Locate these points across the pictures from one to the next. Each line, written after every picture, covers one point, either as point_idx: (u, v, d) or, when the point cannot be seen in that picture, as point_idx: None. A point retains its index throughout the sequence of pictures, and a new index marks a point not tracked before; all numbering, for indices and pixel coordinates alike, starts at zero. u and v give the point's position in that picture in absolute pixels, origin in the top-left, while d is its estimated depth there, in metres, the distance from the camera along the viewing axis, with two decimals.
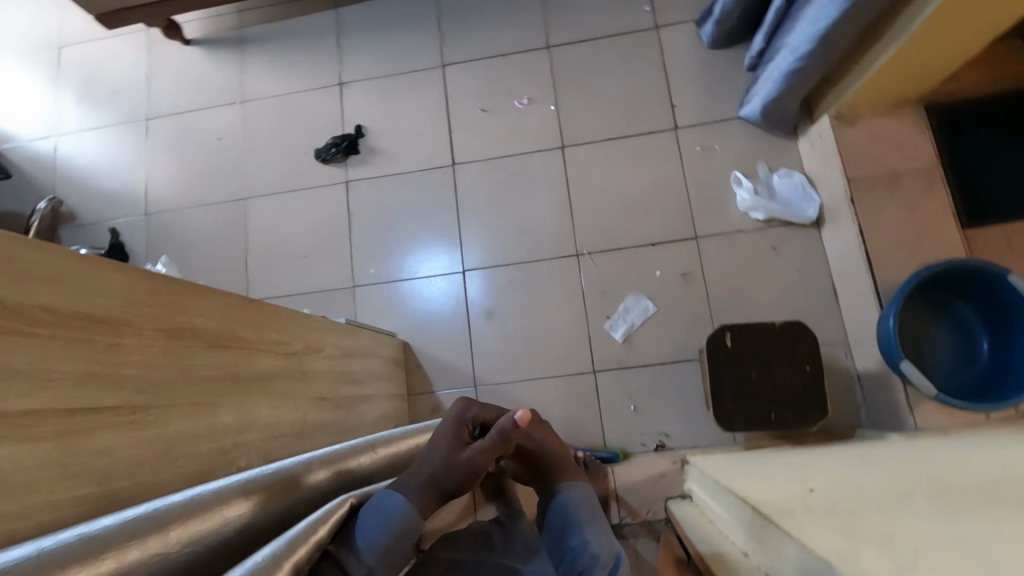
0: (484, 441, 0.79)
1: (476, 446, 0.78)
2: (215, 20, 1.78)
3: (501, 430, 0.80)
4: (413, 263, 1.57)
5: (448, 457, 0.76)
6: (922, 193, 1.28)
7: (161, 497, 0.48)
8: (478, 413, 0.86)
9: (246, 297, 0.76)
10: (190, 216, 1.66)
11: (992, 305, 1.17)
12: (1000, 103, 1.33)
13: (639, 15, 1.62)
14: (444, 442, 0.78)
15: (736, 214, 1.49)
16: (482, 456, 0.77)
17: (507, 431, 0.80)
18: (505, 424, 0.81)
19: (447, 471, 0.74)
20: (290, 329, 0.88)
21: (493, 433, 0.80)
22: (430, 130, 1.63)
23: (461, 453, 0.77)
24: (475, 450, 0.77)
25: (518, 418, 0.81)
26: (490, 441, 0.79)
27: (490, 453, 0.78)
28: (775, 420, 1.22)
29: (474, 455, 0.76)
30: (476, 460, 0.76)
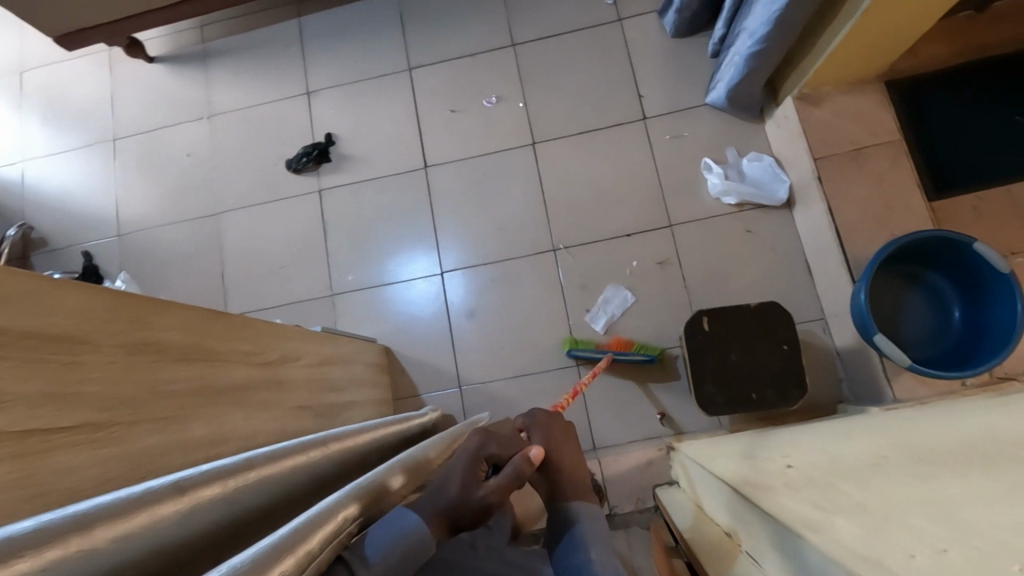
0: (499, 479, 0.75)
1: (492, 484, 0.74)
2: (177, 35, 1.76)
3: (517, 469, 0.77)
4: (391, 267, 1.57)
5: (462, 489, 0.71)
6: (887, 167, 1.29)
7: (149, 481, 0.45)
8: (495, 451, 0.80)
9: (212, 310, 0.76)
10: (164, 234, 1.65)
11: (962, 273, 1.19)
12: (954, 77, 1.36)
13: (602, 9, 1.62)
14: (459, 475, 0.73)
15: (708, 199, 1.50)
16: (497, 494, 0.74)
17: (521, 470, 0.77)
18: (519, 461, 0.78)
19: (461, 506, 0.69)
20: (261, 340, 0.88)
21: (508, 470, 0.76)
22: (400, 133, 1.63)
23: (477, 488, 0.72)
24: (491, 489, 0.73)
25: (532, 456, 0.80)
26: (506, 479, 0.75)
27: (503, 492, 0.74)
28: (756, 400, 1.23)
29: (488, 494, 0.72)
30: (490, 499, 0.72)
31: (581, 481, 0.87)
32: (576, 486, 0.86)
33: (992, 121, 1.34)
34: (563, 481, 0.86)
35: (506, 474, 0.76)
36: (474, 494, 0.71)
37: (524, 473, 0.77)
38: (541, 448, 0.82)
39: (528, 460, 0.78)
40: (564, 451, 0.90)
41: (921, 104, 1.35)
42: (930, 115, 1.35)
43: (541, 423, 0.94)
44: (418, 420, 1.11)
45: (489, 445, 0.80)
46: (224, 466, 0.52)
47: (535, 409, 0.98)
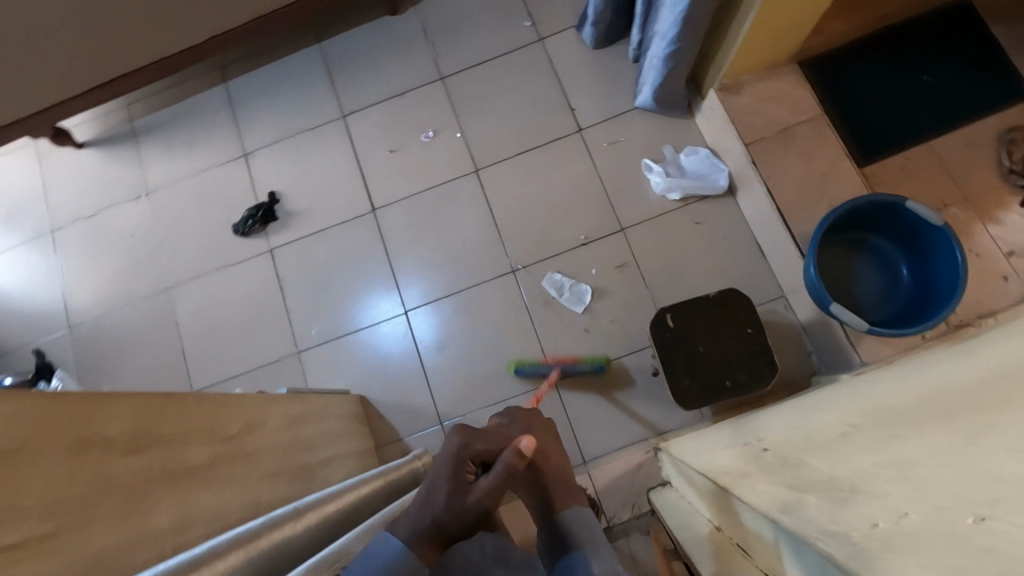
0: (490, 481, 0.71)
1: (483, 488, 0.70)
2: (104, 117, 1.74)
3: (508, 463, 0.72)
4: (355, 313, 1.55)
5: (449, 499, 0.70)
6: (814, 142, 1.34)
7: None
8: (481, 448, 0.78)
9: (160, 394, 0.74)
10: (116, 320, 1.61)
11: (902, 231, 1.23)
12: (861, 49, 1.42)
13: (522, 31, 1.66)
14: (445, 482, 0.72)
15: (653, 198, 1.53)
16: (489, 497, 0.70)
17: (513, 466, 0.72)
18: (512, 455, 0.72)
19: (451, 518, 0.68)
20: (219, 414, 0.86)
21: (501, 466, 0.72)
22: (343, 179, 1.63)
23: (467, 495, 0.71)
24: (481, 492, 0.70)
25: (522, 448, 0.72)
26: (498, 479, 0.71)
27: (496, 493, 0.71)
28: (731, 386, 1.24)
29: (481, 498, 0.70)
30: (483, 502, 0.70)
31: (568, 483, 0.87)
32: (560, 484, 0.86)
33: (901, 84, 1.40)
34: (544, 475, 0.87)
35: (498, 473, 0.71)
36: (463, 501, 0.69)
37: (518, 468, 0.72)
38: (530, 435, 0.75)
39: (523, 453, 0.72)
40: (549, 454, 0.89)
41: (835, 78, 1.41)
42: (844, 88, 1.40)
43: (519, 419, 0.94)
44: (399, 469, 1.09)
45: (475, 445, 0.78)
46: (189, 556, 0.53)
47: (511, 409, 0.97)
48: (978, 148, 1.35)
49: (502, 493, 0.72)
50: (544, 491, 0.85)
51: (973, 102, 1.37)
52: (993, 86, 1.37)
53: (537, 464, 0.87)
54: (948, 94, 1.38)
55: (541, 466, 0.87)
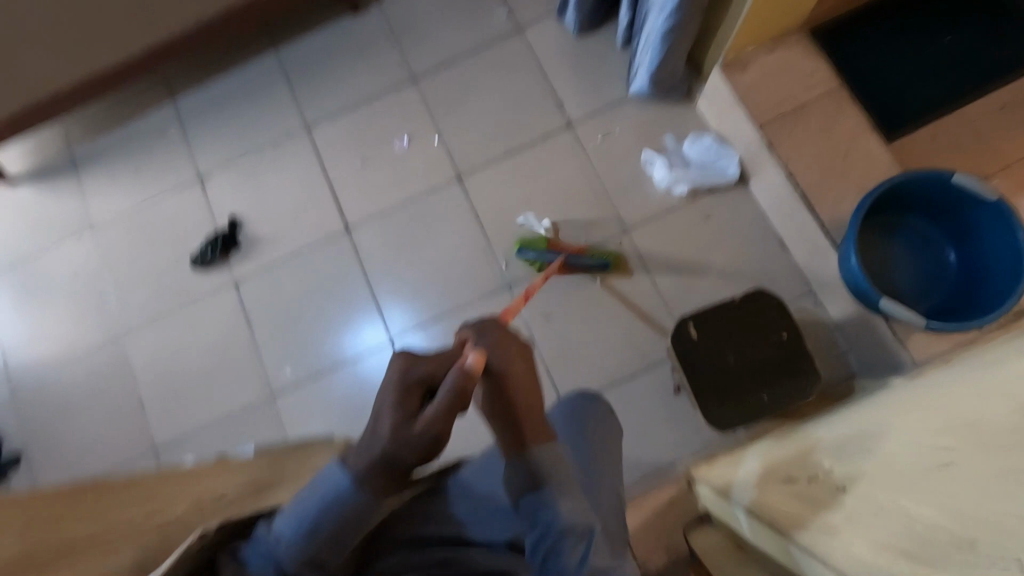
0: (434, 409, 0.58)
1: (428, 417, 0.58)
2: (40, 147, 1.56)
3: (453, 385, 0.59)
4: (335, 345, 1.38)
5: (392, 434, 0.59)
6: (834, 118, 1.20)
7: None
8: (427, 371, 0.62)
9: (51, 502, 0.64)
10: (63, 375, 1.42)
11: (947, 211, 1.08)
12: (872, 13, 1.29)
13: (497, 21, 1.51)
14: (387, 414, 0.60)
15: (658, 193, 1.38)
16: (438, 425, 0.59)
17: (459, 387, 0.58)
18: (457, 376, 0.60)
19: (398, 452, 0.59)
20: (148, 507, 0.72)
21: (446, 389, 0.59)
22: (311, 197, 1.46)
23: (412, 423, 0.59)
24: (425, 423, 0.58)
25: None
26: (445, 404, 0.59)
27: (445, 419, 0.59)
28: (768, 401, 1.09)
29: (426, 429, 0.58)
30: (432, 432, 0.59)
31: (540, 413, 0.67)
32: (530, 413, 0.66)
33: (921, 47, 1.26)
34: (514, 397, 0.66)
35: (444, 397, 0.59)
36: (408, 433, 0.58)
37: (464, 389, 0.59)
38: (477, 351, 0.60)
39: (468, 372, 0.60)
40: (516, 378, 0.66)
41: (847, 45, 1.27)
42: (860, 56, 1.26)
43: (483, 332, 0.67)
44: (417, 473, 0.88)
45: (416, 367, 0.62)
46: None
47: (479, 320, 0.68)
48: (1013, 110, 1.21)
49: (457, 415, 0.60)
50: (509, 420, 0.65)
51: (1004, 61, 1.23)
52: (1021, 43, 1.24)
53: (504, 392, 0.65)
54: (974, 55, 1.25)
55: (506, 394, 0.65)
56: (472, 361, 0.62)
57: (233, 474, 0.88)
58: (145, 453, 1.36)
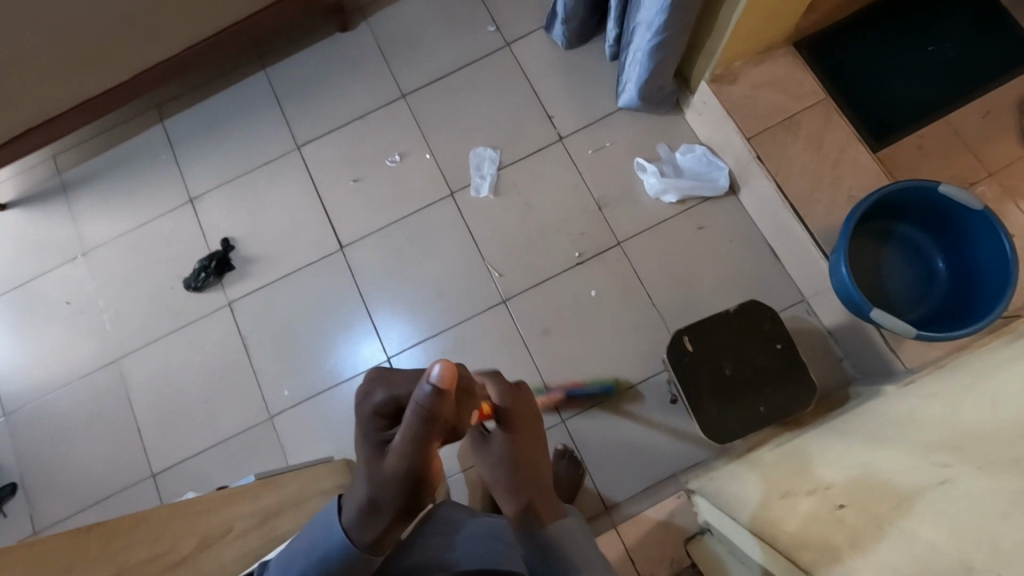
0: (401, 439, 0.55)
1: (398, 448, 0.55)
2: (29, 172, 1.55)
3: (414, 410, 0.54)
4: (333, 365, 1.38)
5: (370, 473, 0.57)
6: (821, 128, 1.22)
7: None
8: (389, 396, 0.59)
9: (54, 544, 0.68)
10: (58, 403, 1.41)
11: (934, 219, 1.10)
12: (856, 23, 1.30)
13: (486, 36, 1.52)
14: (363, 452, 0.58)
15: (650, 205, 1.39)
16: (410, 453, 0.55)
17: (422, 409, 0.54)
18: (424, 399, 0.53)
19: (381, 494, 0.56)
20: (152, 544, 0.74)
21: (412, 415, 0.54)
22: (304, 216, 1.46)
23: (386, 458, 0.57)
24: (397, 455, 0.55)
25: (427, 382, 0.53)
26: (414, 431, 0.55)
27: (416, 446, 0.55)
28: (765, 412, 1.10)
29: (400, 461, 0.55)
30: (406, 462, 0.55)
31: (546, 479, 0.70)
32: (541, 480, 0.69)
33: (905, 56, 1.28)
34: (524, 461, 0.69)
35: (410, 425, 0.54)
36: (384, 471, 0.56)
37: (428, 410, 0.54)
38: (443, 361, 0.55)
39: (435, 392, 0.53)
40: (530, 443, 0.70)
41: (834, 56, 1.28)
42: (846, 67, 1.28)
43: (504, 390, 0.71)
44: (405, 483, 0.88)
45: (376, 394, 0.61)
46: None
47: (496, 377, 0.71)
48: (996, 118, 1.23)
49: (429, 438, 0.55)
50: (525, 484, 0.67)
51: (986, 69, 1.25)
52: (1003, 51, 1.26)
53: (523, 453, 0.69)
54: (957, 63, 1.27)
55: (522, 459, 0.69)
56: (438, 377, 0.53)
57: (237, 504, 0.87)
58: (143, 479, 1.35)
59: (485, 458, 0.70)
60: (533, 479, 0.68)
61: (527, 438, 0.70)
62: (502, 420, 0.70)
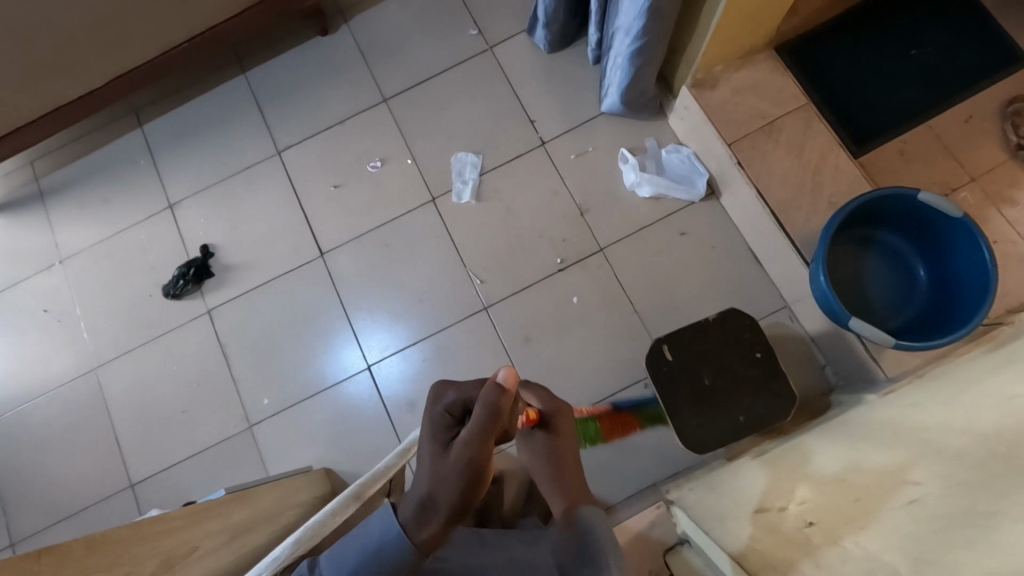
0: (469, 430, 0.61)
1: (462, 439, 0.61)
2: (6, 179, 1.53)
3: (484, 403, 0.61)
4: (314, 372, 1.37)
5: (434, 466, 0.61)
6: (802, 134, 1.20)
7: None
8: (456, 398, 0.67)
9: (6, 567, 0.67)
10: (35, 413, 1.40)
11: (916, 227, 1.09)
12: (839, 26, 1.29)
13: (468, 40, 1.50)
14: (427, 447, 0.64)
15: (632, 210, 1.37)
16: (472, 446, 0.60)
17: (492, 402, 0.61)
18: (490, 394, 0.61)
19: (440, 485, 0.59)
20: (111, 563, 0.73)
21: (479, 407, 0.61)
22: (284, 223, 1.45)
23: (449, 452, 0.61)
24: (462, 447, 0.60)
25: (499, 380, 0.61)
26: (478, 424, 0.61)
27: (480, 439, 0.60)
28: (745, 422, 1.09)
29: (463, 452, 0.60)
30: (469, 455, 0.60)
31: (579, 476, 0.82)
32: (575, 474, 0.81)
33: (888, 59, 1.27)
34: (560, 455, 0.82)
35: (478, 416, 0.61)
36: (445, 463, 0.60)
37: (497, 404, 0.61)
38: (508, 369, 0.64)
39: (501, 387, 0.61)
40: (564, 441, 0.82)
41: (816, 60, 1.27)
42: (827, 71, 1.27)
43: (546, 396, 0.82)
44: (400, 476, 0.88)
45: (449, 396, 0.68)
46: None
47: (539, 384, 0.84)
48: (979, 123, 1.22)
49: (491, 435, 0.61)
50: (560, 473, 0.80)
51: (969, 73, 1.25)
52: (986, 55, 1.25)
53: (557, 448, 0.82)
54: (939, 67, 1.26)
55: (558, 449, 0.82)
56: (503, 378, 0.62)
57: (207, 521, 0.86)
58: (121, 489, 1.34)
59: (529, 450, 0.84)
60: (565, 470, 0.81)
61: (565, 437, 0.83)
62: (545, 423, 0.82)
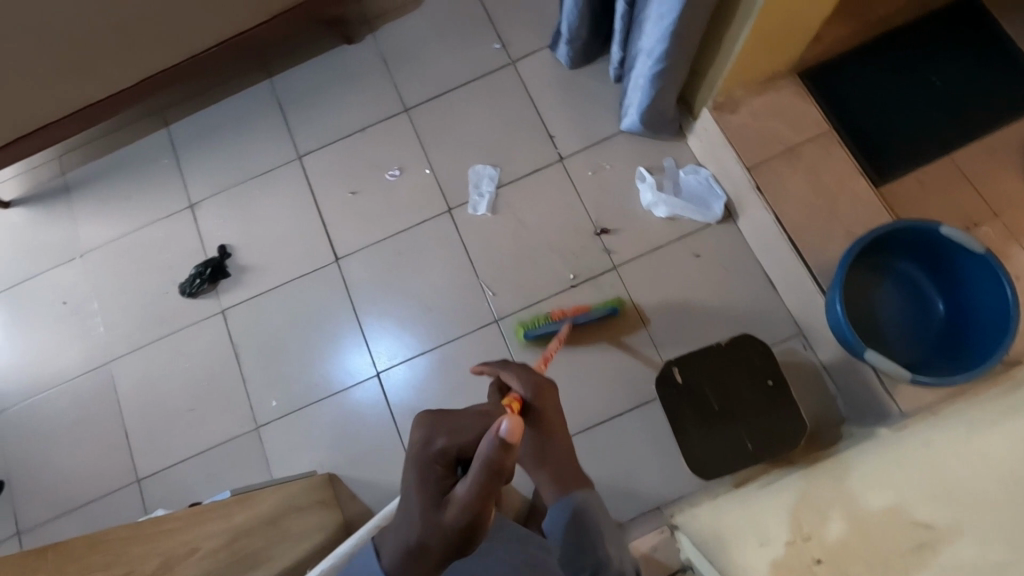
0: (466, 494, 0.58)
1: (459, 500, 0.59)
2: (34, 172, 1.56)
3: (484, 467, 0.56)
4: (322, 377, 1.38)
5: (426, 519, 0.61)
6: (822, 161, 1.20)
7: None
8: (447, 443, 0.64)
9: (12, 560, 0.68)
10: (48, 404, 1.42)
11: (937, 260, 1.07)
12: (864, 53, 1.29)
13: (490, 54, 1.51)
14: (418, 497, 0.62)
15: (647, 230, 1.37)
16: (468, 509, 0.58)
17: (493, 463, 0.56)
18: (491, 454, 0.56)
19: (433, 539, 0.61)
20: (112, 561, 0.73)
21: (478, 464, 0.56)
22: (301, 227, 1.46)
23: (444, 509, 0.60)
24: (457, 509, 0.59)
25: (502, 436, 0.55)
26: (475, 487, 0.57)
27: (476, 502, 0.58)
28: (754, 450, 1.08)
29: (458, 515, 0.59)
30: (464, 517, 0.59)
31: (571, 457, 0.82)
32: (566, 456, 0.82)
33: (912, 89, 1.26)
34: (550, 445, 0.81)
35: (476, 479, 0.57)
36: (440, 521, 0.60)
37: (498, 468, 0.56)
38: (515, 416, 0.57)
39: (502, 448, 0.55)
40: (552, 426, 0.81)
41: (838, 86, 1.27)
42: (850, 99, 1.26)
43: (529, 379, 0.81)
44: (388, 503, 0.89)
45: (440, 440, 0.64)
46: None
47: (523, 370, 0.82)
48: (1003, 157, 1.21)
49: (489, 496, 0.58)
50: (552, 459, 0.81)
51: (995, 105, 1.23)
52: (1013, 87, 1.24)
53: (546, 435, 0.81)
54: (964, 98, 1.24)
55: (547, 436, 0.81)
56: (507, 431, 0.55)
57: (209, 524, 0.87)
58: (128, 484, 1.35)
59: None
60: (556, 456, 0.81)
61: (553, 425, 0.81)
62: (527, 408, 0.80)
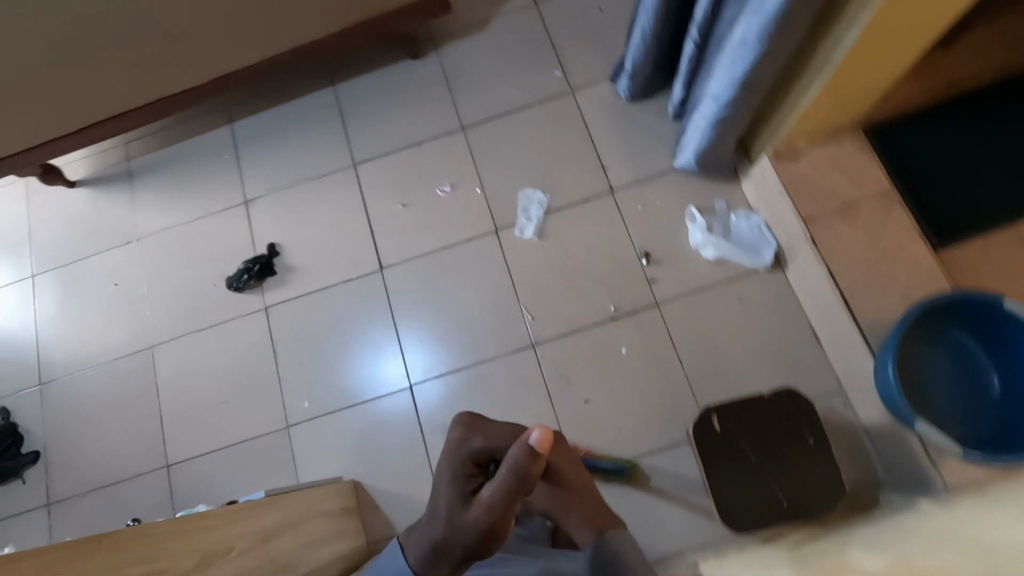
0: (489, 496, 0.62)
1: (482, 502, 0.63)
2: (101, 155, 1.62)
3: (511, 470, 0.60)
4: (356, 383, 1.39)
5: (450, 514, 0.65)
6: (882, 220, 1.18)
7: None
8: (481, 445, 0.67)
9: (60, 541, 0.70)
10: (90, 381, 1.45)
11: (996, 333, 1.05)
12: (932, 114, 1.27)
13: (551, 80, 1.53)
14: (446, 492, 0.67)
15: (693, 270, 1.36)
16: (489, 511, 0.62)
17: (521, 468, 0.60)
18: (519, 459, 0.59)
19: (455, 534, 0.65)
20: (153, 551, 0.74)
21: (506, 468, 0.60)
22: (349, 233, 1.49)
23: (467, 507, 0.64)
24: (479, 509, 0.63)
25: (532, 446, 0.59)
26: (500, 490, 0.61)
27: (499, 503, 0.61)
28: (788, 507, 1.06)
29: (480, 515, 0.62)
30: (485, 518, 0.62)
31: (595, 499, 0.83)
32: (588, 499, 0.83)
33: (980, 154, 1.24)
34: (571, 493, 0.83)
35: (501, 482, 0.61)
36: (462, 519, 0.64)
37: (524, 473, 0.60)
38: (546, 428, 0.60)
39: (530, 456, 0.59)
40: (568, 474, 0.84)
41: (903, 145, 1.25)
42: (915, 159, 1.24)
43: None
44: None
45: (474, 441, 0.68)
46: None
47: None
48: None
49: (513, 500, 0.61)
50: (577, 508, 0.82)
51: None
52: None
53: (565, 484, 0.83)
54: None
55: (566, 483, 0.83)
56: (536, 442, 0.59)
57: (244, 523, 0.88)
58: (158, 468, 1.38)
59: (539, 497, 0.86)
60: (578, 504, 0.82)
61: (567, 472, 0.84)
62: None
